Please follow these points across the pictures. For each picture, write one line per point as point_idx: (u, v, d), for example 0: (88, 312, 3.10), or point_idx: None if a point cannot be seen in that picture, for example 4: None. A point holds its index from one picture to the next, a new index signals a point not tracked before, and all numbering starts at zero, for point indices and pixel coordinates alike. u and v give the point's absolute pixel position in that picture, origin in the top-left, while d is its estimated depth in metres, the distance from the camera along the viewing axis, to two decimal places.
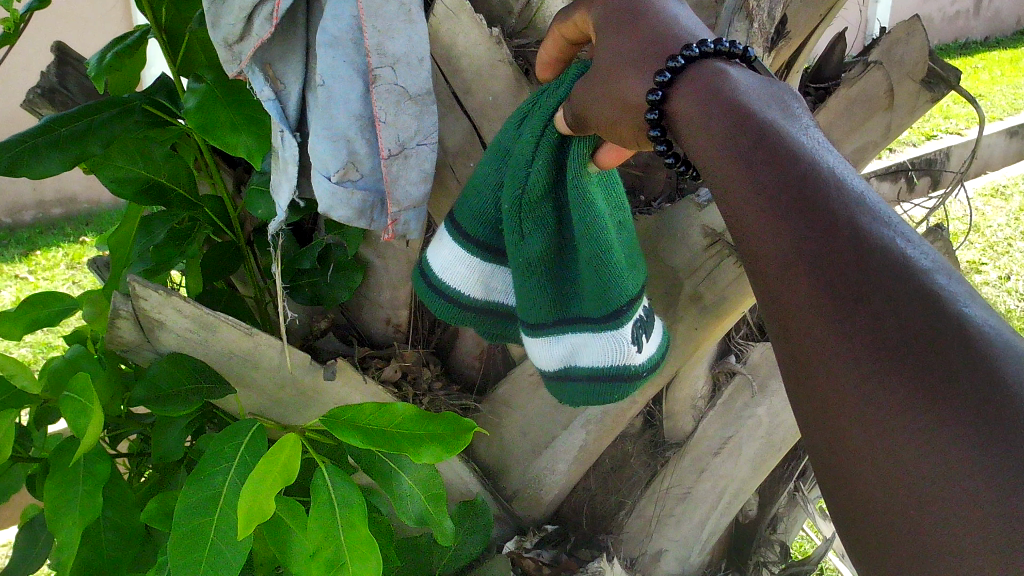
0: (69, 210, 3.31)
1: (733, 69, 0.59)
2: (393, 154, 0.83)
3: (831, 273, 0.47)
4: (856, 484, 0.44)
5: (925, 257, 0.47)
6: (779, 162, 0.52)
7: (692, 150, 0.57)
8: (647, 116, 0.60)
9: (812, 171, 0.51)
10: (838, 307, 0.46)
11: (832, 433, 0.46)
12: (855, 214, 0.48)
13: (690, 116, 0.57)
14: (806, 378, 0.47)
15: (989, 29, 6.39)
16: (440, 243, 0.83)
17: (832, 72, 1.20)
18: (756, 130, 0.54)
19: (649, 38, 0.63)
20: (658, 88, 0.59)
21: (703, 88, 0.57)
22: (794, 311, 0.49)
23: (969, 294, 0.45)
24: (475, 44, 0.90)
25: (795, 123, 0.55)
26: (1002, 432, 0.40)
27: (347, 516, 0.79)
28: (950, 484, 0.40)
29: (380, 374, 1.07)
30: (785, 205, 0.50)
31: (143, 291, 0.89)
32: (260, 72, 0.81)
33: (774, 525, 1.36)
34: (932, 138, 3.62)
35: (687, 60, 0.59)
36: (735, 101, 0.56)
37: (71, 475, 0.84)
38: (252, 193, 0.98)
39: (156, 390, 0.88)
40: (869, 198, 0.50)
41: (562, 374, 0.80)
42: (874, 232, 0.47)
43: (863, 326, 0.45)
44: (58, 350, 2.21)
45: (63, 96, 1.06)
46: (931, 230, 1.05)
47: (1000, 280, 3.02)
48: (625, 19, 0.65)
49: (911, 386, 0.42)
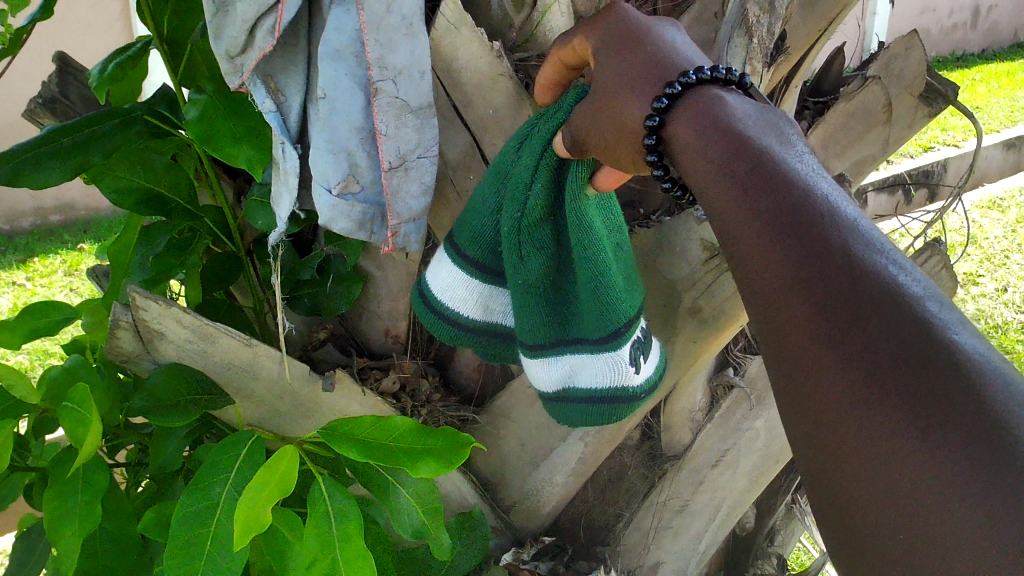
0: (68, 217, 3.31)
1: (730, 95, 0.59)
2: (394, 167, 0.83)
3: (824, 298, 0.48)
4: (849, 507, 0.45)
5: (916, 283, 0.47)
6: (773, 188, 0.52)
7: (688, 175, 0.58)
8: (644, 141, 0.60)
9: (805, 197, 0.51)
10: (831, 332, 0.47)
11: (825, 455, 0.46)
12: (847, 240, 0.49)
13: (687, 141, 0.58)
14: (801, 401, 0.48)
15: (986, 42, 6.42)
16: (439, 264, 0.84)
17: (831, 86, 1.20)
18: (750, 155, 0.54)
19: (650, 65, 0.64)
20: (656, 114, 0.60)
21: (700, 114, 0.58)
22: (788, 335, 0.49)
23: (961, 321, 0.46)
24: (475, 57, 0.90)
25: (790, 149, 0.56)
26: (991, 456, 0.40)
27: (343, 528, 0.79)
28: (941, 508, 0.40)
29: (378, 386, 1.08)
30: (779, 230, 0.51)
31: (143, 302, 0.89)
32: (262, 85, 0.82)
33: (771, 538, 1.37)
34: (929, 150, 3.63)
35: (685, 86, 0.60)
36: (731, 128, 0.56)
37: (69, 485, 0.84)
38: (252, 205, 0.99)
39: (155, 400, 0.88)
40: (862, 225, 0.50)
41: (561, 395, 0.81)
42: (867, 259, 0.48)
43: (855, 351, 0.45)
44: (56, 357, 2.21)
45: (64, 105, 1.07)
46: (929, 245, 1.05)
47: (997, 292, 3.03)
48: (624, 46, 0.67)
49: (902, 411, 0.43)
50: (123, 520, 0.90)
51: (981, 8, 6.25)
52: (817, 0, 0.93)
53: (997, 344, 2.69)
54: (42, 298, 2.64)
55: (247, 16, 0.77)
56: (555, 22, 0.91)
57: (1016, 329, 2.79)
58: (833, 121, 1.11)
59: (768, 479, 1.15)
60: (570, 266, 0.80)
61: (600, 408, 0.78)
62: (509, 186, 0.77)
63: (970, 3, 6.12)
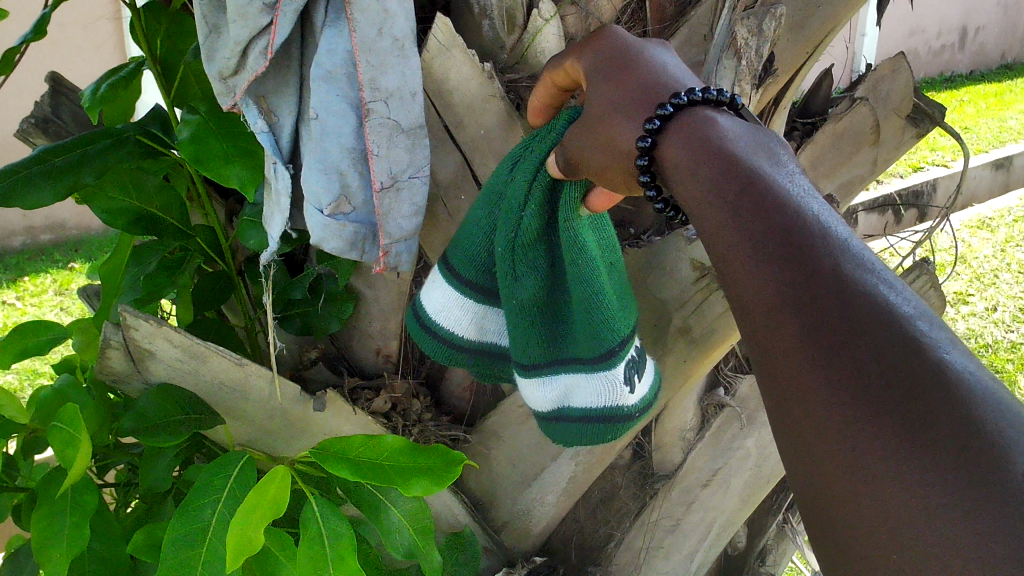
0: (58, 236, 3.31)
1: (722, 116, 0.60)
2: (386, 187, 0.83)
3: (815, 320, 0.48)
4: (838, 526, 0.45)
5: (906, 303, 0.47)
6: (765, 209, 0.53)
7: (680, 196, 0.58)
8: (637, 162, 0.61)
9: (796, 218, 0.52)
10: (822, 353, 0.47)
11: (816, 476, 0.46)
12: (838, 261, 0.49)
13: (679, 162, 0.58)
14: (792, 420, 0.48)
15: (974, 63, 6.48)
16: (434, 284, 0.84)
17: (818, 108, 1.21)
18: (742, 176, 0.55)
19: (640, 86, 0.65)
20: (648, 135, 0.61)
21: (692, 136, 0.58)
22: (779, 354, 0.49)
23: (951, 340, 0.46)
24: (467, 79, 0.91)
25: (781, 170, 0.56)
26: (981, 477, 0.40)
27: (336, 549, 0.79)
28: (930, 527, 0.41)
29: (369, 406, 1.07)
30: (770, 252, 0.51)
31: (133, 321, 0.88)
32: (254, 105, 0.82)
33: (763, 557, 1.37)
34: (918, 170, 3.65)
35: (676, 107, 0.60)
36: (723, 149, 0.57)
37: (57, 506, 0.83)
38: (242, 224, 0.99)
39: (145, 420, 0.88)
40: (853, 245, 0.51)
41: (556, 415, 0.81)
42: (858, 279, 0.48)
43: (845, 371, 0.46)
44: (46, 376, 2.20)
45: (56, 125, 1.07)
46: (918, 264, 1.06)
47: (986, 310, 3.04)
48: (615, 70, 0.68)
49: (893, 431, 0.43)
50: (112, 541, 0.90)
51: (969, 30, 6.32)
52: (805, 24, 0.94)
53: (987, 363, 2.71)
54: (33, 317, 2.63)
55: (240, 38, 0.77)
56: (546, 44, 0.92)
57: (1006, 348, 2.81)
58: (821, 142, 1.12)
59: (759, 498, 1.15)
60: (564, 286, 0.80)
61: (595, 428, 0.77)
62: (503, 208, 0.78)
63: (958, 25, 6.18)
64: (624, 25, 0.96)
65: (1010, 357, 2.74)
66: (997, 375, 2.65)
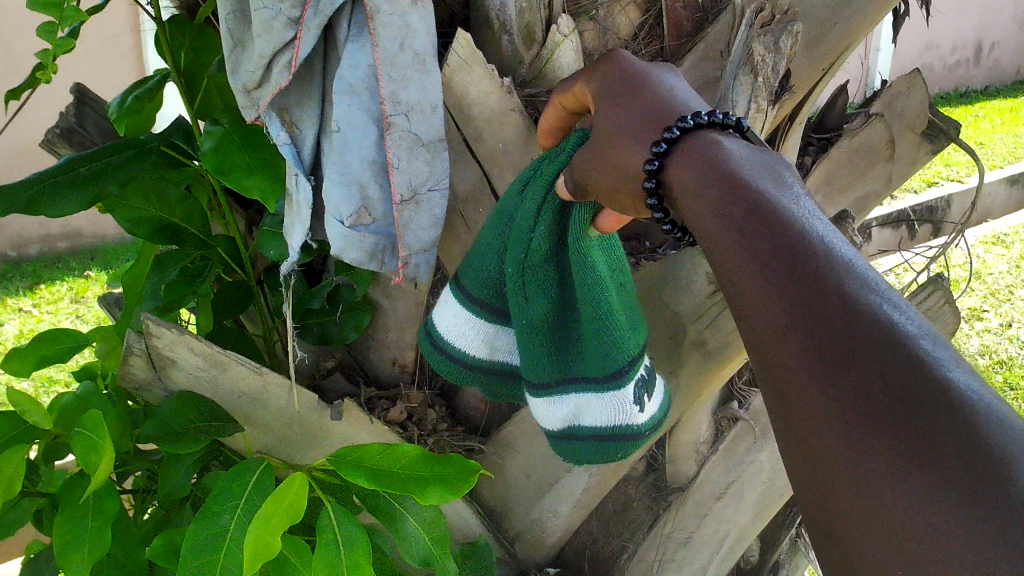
0: (75, 244, 3.34)
1: (727, 139, 0.61)
2: (406, 200, 0.84)
3: (822, 338, 0.49)
4: (849, 540, 0.45)
5: (910, 321, 0.48)
6: (770, 229, 0.54)
7: (688, 218, 0.60)
8: (644, 184, 0.62)
9: (800, 238, 0.53)
10: (828, 371, 0.48)
11: (825, 493, 0.47)
12: (842, 281, 0.50)
13: (686, 184, 0.60)
14: (801, 437, 0.49)
15: (988, 79, 6.48)
16: (446, 304, 0.85)
17: (834, 123, 1.21)
18: (748, 198, 0.56)
19: (648, 110, 0.66)
20: (656, 158, 0.62)
21: (699, 159, 0.60)
22: (787, 371, 0.50)
23: (954, 357, 0.47)
24: (486, 93, 0.92)
25: (787, 191, 0.57)
26: (984, 491, 0.41)
27: (352, 556, 0.80)
28: (938, 540, 0.41)
29: (385, 415, 1.09)
30: (777, 271, 0.52)
31: (155, 329, 0.90)
32: (277, 118, 0.84)
33: (775, 571, 1.37)
34: (932, 185, 3.65)
35: (682, 131, 0.62)
36: (729, 171, 0.58)
37: (79, 511, 0.85)
38: (263, 235, 1.00)
39: (164, 427, 0.89)
40: (858, 264, 0.52)
41: (567, 433, 0.81)
42: (862, 298, 0.49)
43: (849, 388, 0.47)
44: (61, 384, 2.22)
45: (81, 136, 1.09)
46: (933, 279, 1.06)
47: (1001, 326, 3.04)
48: (626, 92, 0.69)
49: (896, 446, 0.44)
50: (132, 547, 0.91)
51: (984, 45, 6.30)
52: (821, 41, 0.95)
53: (1002, 379, 2.70)
54: (49, 325, 2.65)
55: (264, 52, 0.78)
56: (564, 59, 0.93)
57: (1020, 364, 2.81)
58: (837, 158, 1.12)
59: (773, 512, 1.15)
60: (574, 305, 0.81)
61: (606, 446, 0.78)
62: (514, 229, 0.79)
63: (973, 40, 6.17)
64: (641, 41, 0.98)
65: None
66: (1012, 391, 2.65)
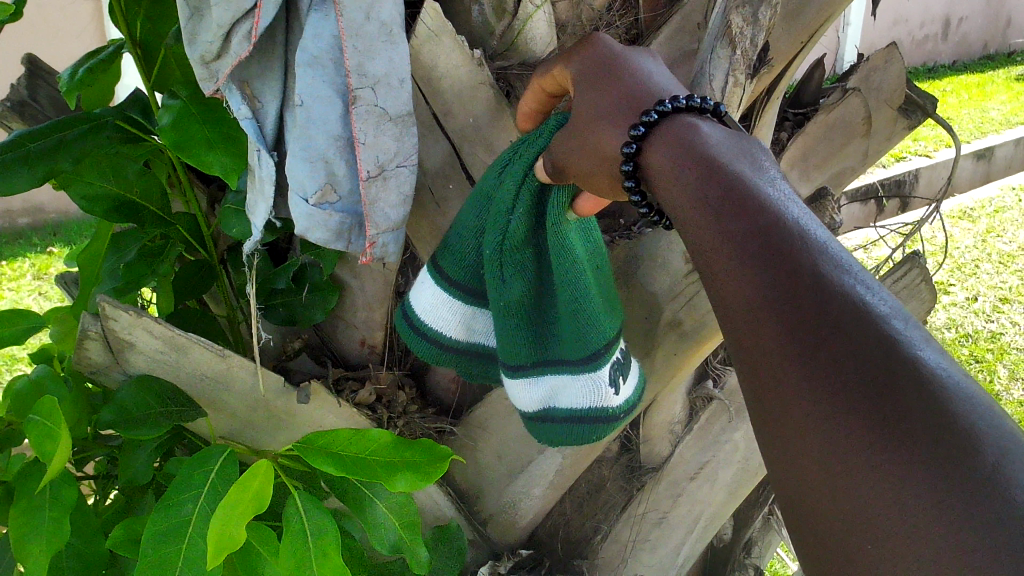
0: (37, 220, 3.27)
1: (705, 123, 0.59)
2: (373, 176, 0.81)
3: (795, 318, 0.47)
4: (818, 522, 0.43)
5: (882, 302, 0.47)
6: (744, 209, 0.52)
7: (665, 203, 0.57)
8: (621, 167, 0.60)
9: (774, 217, 0.51)
10: (801, 352, 0.46)
11: (797, 475, 0.45)
12: (816, 261, 0.49)
13: (661, 166, 0.58)
14: (772, 418, 0.47)
15: (956, 54, 6.51)
16: (422, 285, 0.83)
17: (810, 98, 1.19)
18: (723, 179, 0.54)
19: (629, 94, 0.64)
20: (633, 141, 0.60)
21: (676, 141, 0.58)
22: (759, 353, 0.48)
23: (924, 338, 0.45)
24: (456, 65, 0.89)
25: (761, 173, 0.55)
26: (953, 470, 0.39)
27: (319, 545, 0.77)
28: (906, 519, 0.40)
29: (353, 397, 1.05)
30: (751, 251, 0.50)
31: (113, 312, 0.86)
32: (237, 91, 0.80)
33: (749, 549, 1.37)
34: (901, 160, 3.66)
35: (660, 114, 0.59)
36: (705, 153, 0.56)
37: (36, 502, 0.81)
38: (226, 213, 0.97)
39: (124, 413, 0.86)
40: (831, 246, 0.50)
41: (543, 415, 0.79)
42: (835, 279, 0.48)
43: (821, 367, 0.45)
44: (24, 363, 2.17)
45: (33, 109, 1.04)
46: (909, 257, 1.06)
47: (967, 300, 3.07)
48: (601, 75, 0.67)
49: (867, 425, 0.42)
50: (92, 538, 0.88)
51: (952, 21, 6.33)
52: (800, 12, 0.93)
53: (968, 353, 2.75)
54: (11, 303, 2.59)
55: (222, 22, 0.75)
56: (536, 30, 0.90)
57: (986, 338, 2.84)
58: (813, 133, 1.11)
59: (747, 491, 1.14)
60: (551, 287, 0.78)
61: (581, 429, 0.76)
62: (491, 212, 0.76)
63: (941, 15, 6.20)
64: (615, 13, 0.95)
65: (991, 347, 2.78)
66: (978, 365, 2.69)
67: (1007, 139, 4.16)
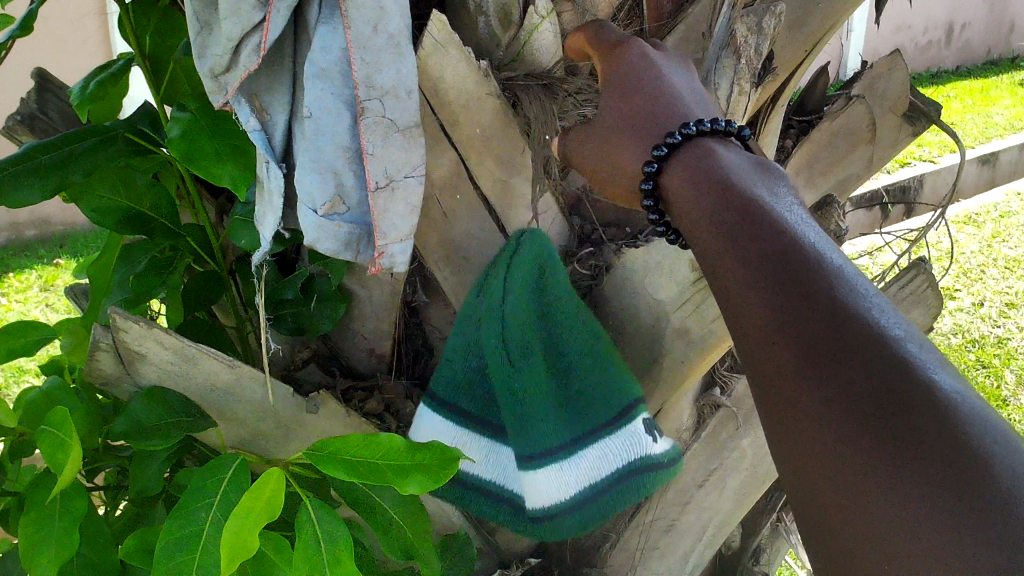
0: (44, 232, 3.29)
1: (723, 146, 0.70)
2: (381, 186, 0.81)
3: (817, 343, 0.53)
4: (826, 519, 0.50)
5: (898, 329, 0.53)
6: (764, 238, 0.60)
7: (686, 218, 0.66)
8: (643, 183, 0.71)
9: (794, 247, 0.59)
10: (816, 370, 0.53)
11: (809, 481, 0.51)
12: (834, 289, 0.55)
13: (681, 184, 0.68)
14: (787, 428, 0.53)
15: (960, 59, 6.52)
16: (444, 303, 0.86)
17: (814, 104, 1.20)
18: (744, 209, 0.62)
19: (649, 110, 0.76)
20: (656, 160, 0.70)
21: (696, 165, 0.68)
22: (777, 368, 0.55)
23: (937, 362, 0.51)
24: (463, 76, 0.89)
25: (775, 197, 0.64)
26: (963, 489, 0.45)
27: (331, 552, 0.77)
28: (913, 530, 0.45)
29: (362, 407, 1.06)
30: (772, 279, 0.58)
31: (123, 323, 0.87)
32: (246, 103, 0.81)
33: (757, 556, 1.37)
34: (904, 166, 3.67)
35: (684, 136, 0.70)
36: (726, 182, 0.65)
37: (48, 512, 0.82)
38: (236, 224, 0.98)
39: (137, 425, 0.85)
40: (852, 278, 0.56)
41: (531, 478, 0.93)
42: (855, 308, 0.54)
43: (836, 383, 0.51)
44: (32, 374, 2.18)
45: (44, 122, 1.05)
46: (915, 263, 1.06)
47: (973, 305, 3.08)
48: (651, 117, 0.75)
49: (878, 440, 0.48)
50: (103, 547, 0.88)
51: (954, 27, 6.35)
52: (805, 20, 0.93)
53: (974, 359, 2.76)
54: (20, 314, 2.60)
55: (231, 34, 0.76)
56: (542, 40, 0.93)
57: (992, 343, 2.85)
58: (817, 141, 1.11)
59: (754, 497, 1.16)
60: None
61: None
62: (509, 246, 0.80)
63: (944, 21, 6.21)
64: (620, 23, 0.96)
65: (998, 352, 2.79)
66: (985, 371, 2.71)
67: (1012, 144, 4.17)
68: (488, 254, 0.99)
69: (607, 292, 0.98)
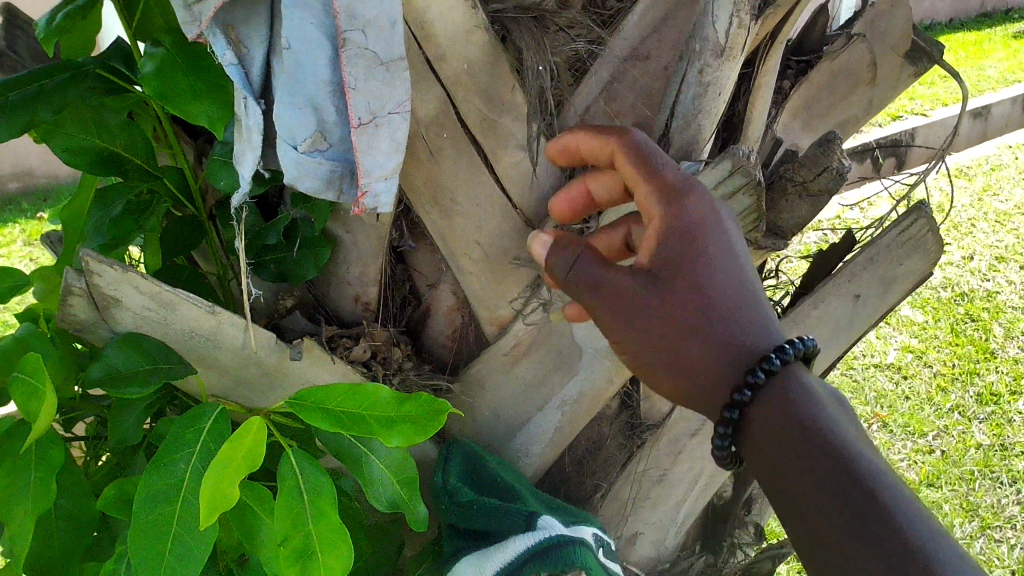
0: (27, 185, 3.24)
1: (798, 380, 0.75)
2: (364, 123, 0.78)
3: (856, 517, 0.65)
4: None
5: (913, 502, 0.66)
6: (827, 442, 0.70)
7: (761, 451, 0.74)
8: (729, 411, 0.76)
9: (841, 441, 0.70)
10: (848, 525, 0.65)
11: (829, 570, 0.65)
12: (876, 481, 0.67)
13: (769, 419, 0.74)
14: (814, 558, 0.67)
15: (955, 10, 6.45)
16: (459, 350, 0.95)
17: (814, 45, 1.15)
18: (818, 437, 0.71)
19: (681, 231, 0.79)
20: (744, 394, 0.75)
21: (777, 402, 0.73)
22: (822, 535, 0.67)
23: (948, 540, 0.63)
24: (450, 10, 0.85)
25: (838, 416, 0.73)
26: None
27: (315, 504, 0.74)
28: None
29: (347, 354, 1.03)
30: (827, 465, 0.69)
31: (97, 267, 0.83)
32: (222, 35, 0.77)
33: (749, 507, 1.36)
34: (897, 119, 3.64)
35: (766, 371, 0.74)
36: (800, 420, 0.72)
37: (21, 462, 0.79)
38: (213, 164, 0.94)
39: (113, 372, 0.83)
40: (888, 472, 0.68)
41: (518, 568, 0.89)
42: (890, 491, 0.66)
43: (868, 535, 0.64)
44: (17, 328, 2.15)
45: (11, 60, 1.01)
46: (915, 207, 1.04)
47: (963, 262, 3.11)
48: (669, 191, 0.81)
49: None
50: (82, 499, 0.85)
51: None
52: None
53: None
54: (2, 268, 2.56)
55: None
56: None
57: (981, 298, 2.96)
58: (816, 81, 1.07)
59: None
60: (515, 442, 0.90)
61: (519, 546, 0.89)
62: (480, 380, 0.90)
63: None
64: None
65: (989, 308, 2.84)
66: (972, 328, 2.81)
67: (1005, 97, 4.14)
68: (475, 197, 0.96)
69: (598, 236, 0.95)
